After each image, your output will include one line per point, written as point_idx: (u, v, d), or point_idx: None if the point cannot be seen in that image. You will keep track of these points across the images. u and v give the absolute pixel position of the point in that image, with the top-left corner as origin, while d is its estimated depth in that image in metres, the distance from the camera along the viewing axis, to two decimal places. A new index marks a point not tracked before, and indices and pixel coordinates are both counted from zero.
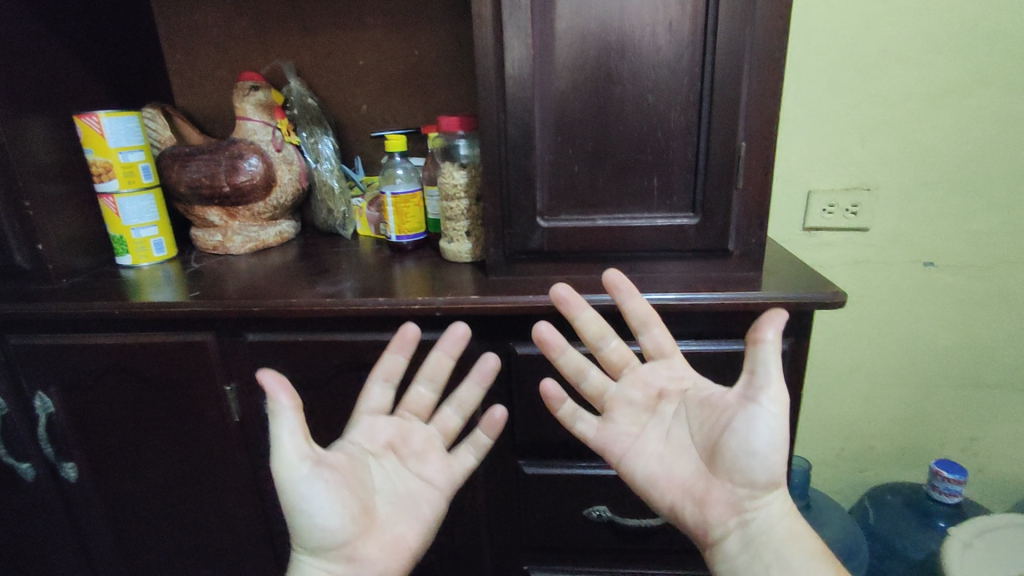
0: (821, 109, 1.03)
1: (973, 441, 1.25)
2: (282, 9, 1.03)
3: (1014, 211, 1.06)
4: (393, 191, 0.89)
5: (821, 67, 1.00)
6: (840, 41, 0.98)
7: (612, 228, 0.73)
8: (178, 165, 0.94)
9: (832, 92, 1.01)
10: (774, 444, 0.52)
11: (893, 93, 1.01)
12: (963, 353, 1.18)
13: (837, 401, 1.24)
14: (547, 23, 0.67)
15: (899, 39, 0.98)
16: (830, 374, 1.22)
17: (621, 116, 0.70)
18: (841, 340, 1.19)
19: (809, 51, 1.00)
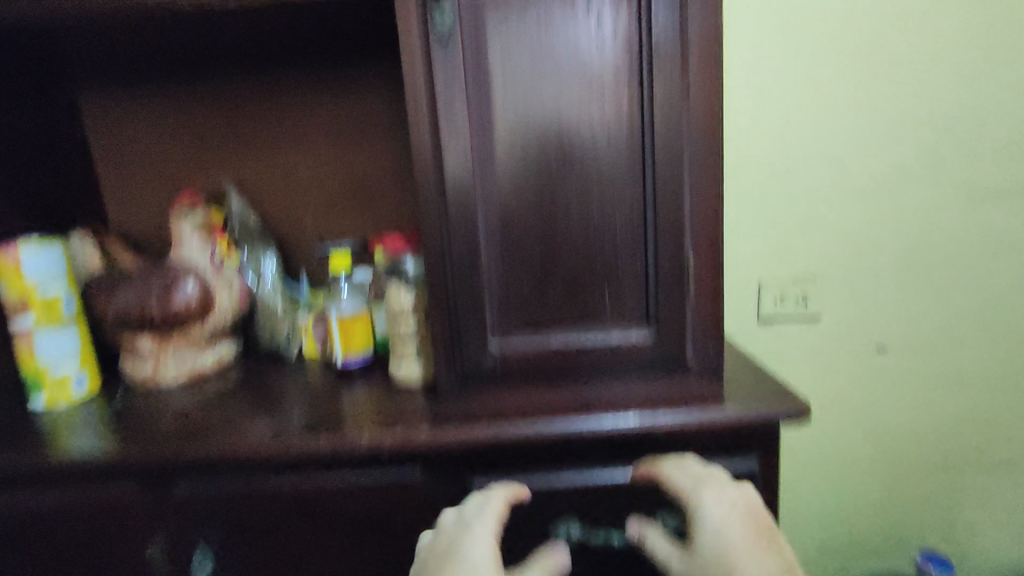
0: (762, 204, 1.05)
1: (951, 527, 1.22)
2: (223, 129, 1.02)
3: (953, 294, 1.09)
4: (338, 311, 0.86)
5: (757, 168, 1.04)
6: (773, 141, 1.03)
7: (566, 346, 0.71)
8: (106, 293, 0.88)
9: (770, 191, 1.05)
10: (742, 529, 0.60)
11: (827, 190, 1.05)
12: (928, 436, 1.17)
13: (813, 494, 1.20)
14: (487, 145, 0.67)
15: (826, 139, 1.02)
16: (803, 466, 1.19)
17: (567, 233, 0.69)
18: (808, 430, 1.17)
19: (745, 150, 1.03)
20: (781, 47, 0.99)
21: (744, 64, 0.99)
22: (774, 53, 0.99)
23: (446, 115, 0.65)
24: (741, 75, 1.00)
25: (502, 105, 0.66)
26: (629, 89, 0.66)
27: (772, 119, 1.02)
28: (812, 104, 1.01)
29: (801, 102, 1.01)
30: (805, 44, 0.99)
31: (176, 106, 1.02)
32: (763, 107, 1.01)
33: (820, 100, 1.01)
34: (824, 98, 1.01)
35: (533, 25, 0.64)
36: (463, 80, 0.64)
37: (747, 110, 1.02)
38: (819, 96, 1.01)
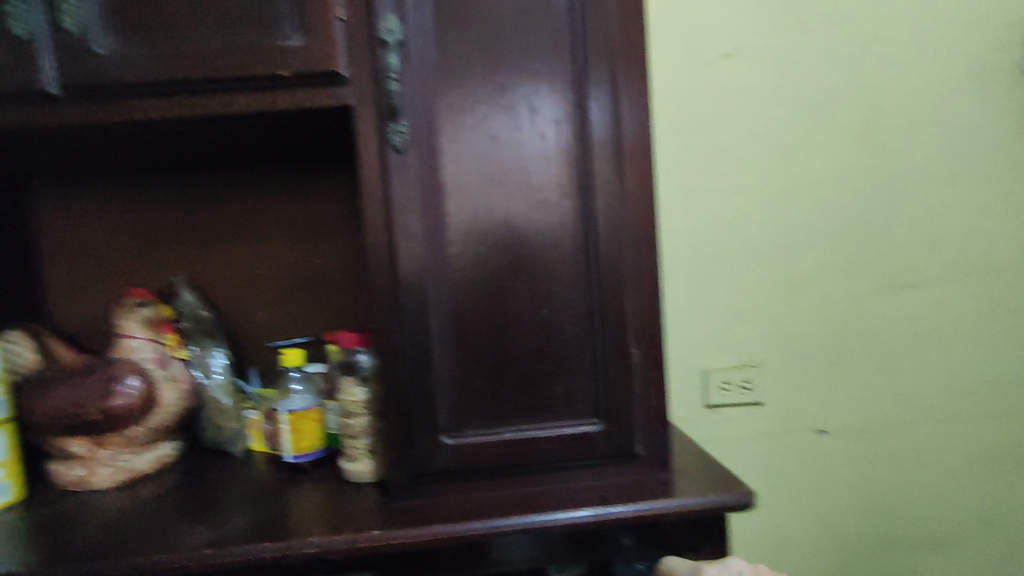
0: (702, 296, 1.12)
1: None
2: (179, 225, 1.04)
3: (881, 379, 1.16)
4: (289, 407, 0.84)
5: (696, 262, 1.11)
6: (709, 237, 1.11)
7: (519, 440, 0.72)
8: (39, 393, 0.85)
9: (709, 283, 1.12)
10: None
11: (760, 282, 1.12)
12: (876, 516, 1.20)
13: None
14: (440, 247, 0.70)
15: (755, 236, 1.11)
16: (759, 551, 1.19)
17: (518, 329, 0.72)
18: (762, 514, 1.18)
19: (684, 244, 1.11)
20: (709, 155, 1.09)
21: (677, 169, 1.09)
22: (703, 161, 1.09)
23: (400, 220, 0.69)
24: (676, 179, 1.09)
25: (454, 211, 0.70)
26: (572, 198, 0.72)
27: (707, 218, 1.10)
28: (740, 206, 1.11)
29: (731, 204, 1.10)
30: (730, 152, 1.09)
31: (133, 202, 1.03)
32: (697, 207, 1.10)
33: (747, 202, 1.10)
34: (751, 200, 1.11)
35: (483, 140, 0.70)
36: (417, 188, 0.69)
37: (683, 210, 1.10)
38: (746, 199, 1.10)
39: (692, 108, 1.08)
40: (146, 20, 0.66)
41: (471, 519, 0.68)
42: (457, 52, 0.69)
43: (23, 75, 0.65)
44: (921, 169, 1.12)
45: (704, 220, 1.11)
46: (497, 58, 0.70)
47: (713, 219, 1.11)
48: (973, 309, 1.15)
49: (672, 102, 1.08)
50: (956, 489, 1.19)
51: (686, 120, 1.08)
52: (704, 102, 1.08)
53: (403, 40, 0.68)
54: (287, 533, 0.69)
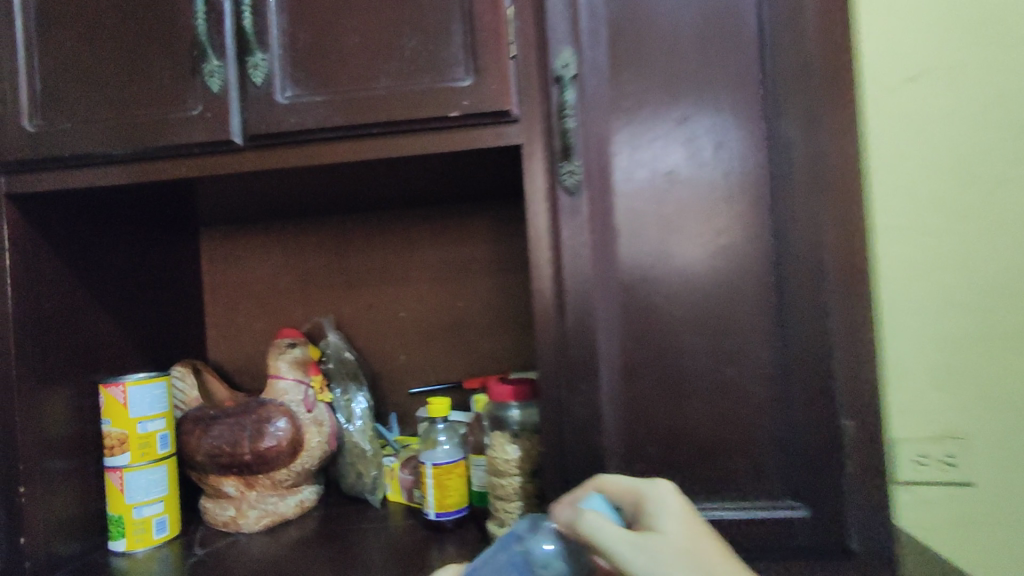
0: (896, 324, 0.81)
1: None
2: (327, 266, 1.05)
3: None
4: (434, 460, 0.80)
5: (908, 300, 0.82)
6: (901, 244, 0.81)
7: (700, 522, 0.62)
8: (199, 431, 0.86)
9: (926, 335, 0.81)
10: None
11: (991, 331, 0.81)
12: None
13: None
14: (612, 296, 0.64)
15: (967, 242, 0.80)
16: None
17: (699, 390, 0.63)
18: None
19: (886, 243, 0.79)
20: (921, 164, 0.80)
21: (880, 186, 0.81)
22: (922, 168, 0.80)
23: (570, 265, 0.63)
24: (874, 202, 0.81)
25: (628, 256, 0.64)
26: (763, 241, 0.63)
27: (919, 250, 0.81)
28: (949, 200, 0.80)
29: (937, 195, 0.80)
30: (952, 158, 0.80)
31: (285, 245, 1.06)
32: (909, 227, 0.81)
33: (965, 227, 0.80)
34: (967, 225, 0.80)
35: (663, 177, 0.63)
36: (589, 231, 0.63)
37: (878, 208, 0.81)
38: (955, 190, 0.80)
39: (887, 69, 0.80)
40: (324, 68, 0.67)
41: None
42: (634, 85, 0.63)
43: (212, 126, 0.68)
44: None
45: (924, 248, 0.81)
46: (677, 89, 0.63)
47: (934, 243, 0.80)
48: None
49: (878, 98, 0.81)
50: None
51: None
52: (917, 94, 0.80)
53: (579, 74, 0.63)
54: None
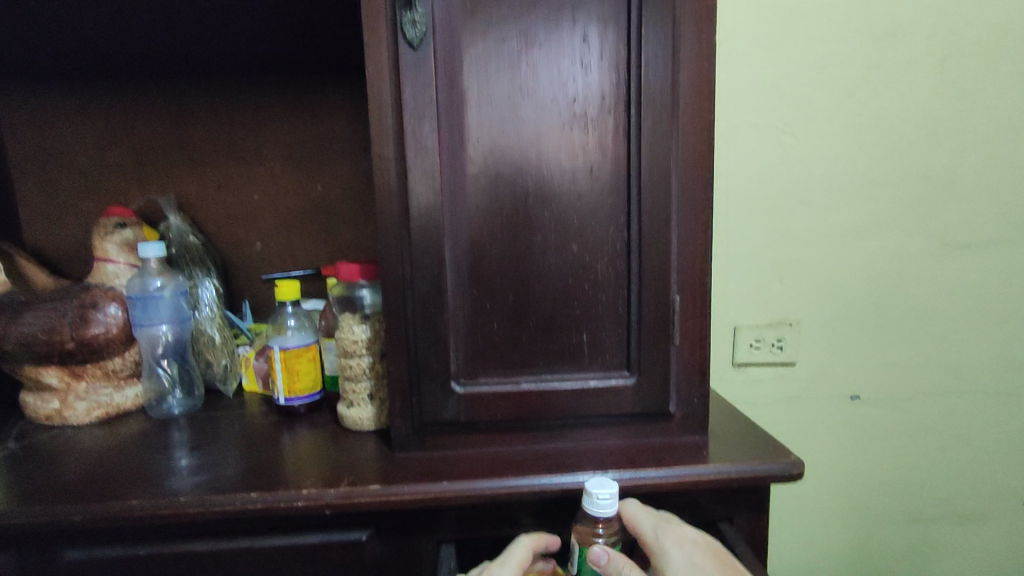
0: (744, 243, 0.96)
1: (931, 568, 1.09)
2: (164, 139, 0.93)
3: (909, 352, 1.01)
4: (282, 344, 0.74)
5: (748, 209, 0.95)
6: (750, 171, 0.94)
7: (538, 392, 0.64)
8: (6, 317, 0.76)
9: (754, 234, 0.96)
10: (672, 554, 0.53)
11: (809, 231, 0.96)
12: (913, 518, 1.07)
13: (799, 562, 1.08)
14: (457, 165, 0.60)
15: (796, 175, 0.94)
16: (789, 530, 1.06)
17: (543, 265, 0.62)
18: (793, 506, 1.06)
19: (740, 174, 0.94)
20: (765, 87, 0.92)
21: (730, 97, 0.92)
22: (762, 92, 0.92)
23: (412, 130, 0.58)
24: (732, 101, 0.92)
25: (476, 125, 0.60)
26: (615, 114, 0.60)
27: (758, 162, 0.94)
28: (796, 135, 0.93)
29: (785, 134, 0.93)
30: (779, 74, 0.91)
31: (110, 111, 0.92)
32: (750, 151, 0.93)
33: (795, 145, 0.93)
34: (801, 140, 0.93)
35: (513, 40, 0.59)
36: (434, 94, 0.58)
37: (744, 141, 0.93)
38: (801, 126, 0.93)
39: (758, 17, 0.90)
40: None
41: (484, 478, 0.59)
42: None
43: None
44: (954, 130, 0.94)
45: (761, 163, 0.94)
46: None
47: (768, 158, 0.94)
48: (981, 276, 0.98)
49: (726, 27, 0.90)
50: (993, 477, 1.06)
51: (751, 43, 0.91)
52: (754, 22, 0.90)
53: None
54: (276, 483, 0.60)
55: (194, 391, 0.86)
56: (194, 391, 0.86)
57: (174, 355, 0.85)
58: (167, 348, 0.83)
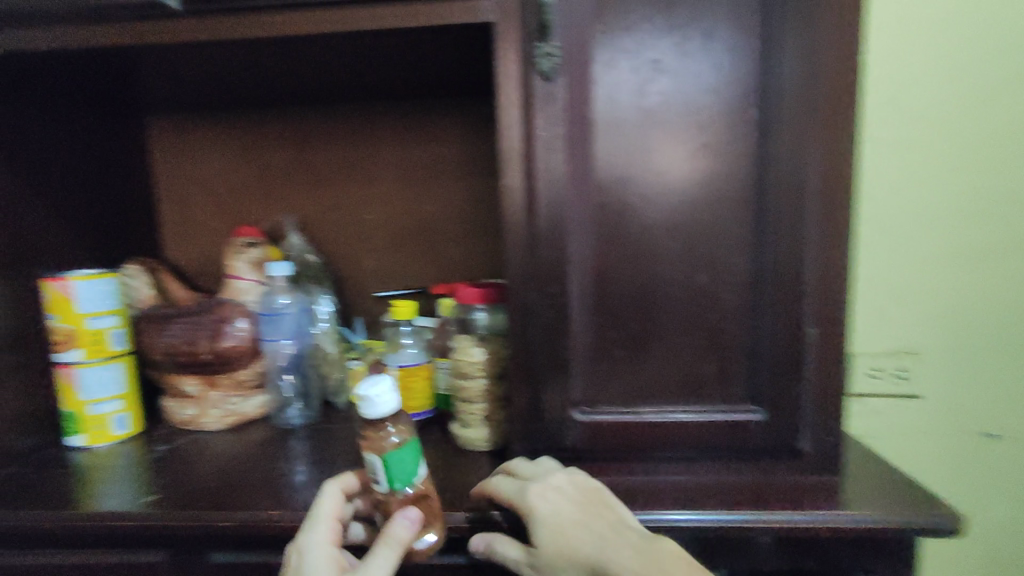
0: (868, 258, 0.85)
1: None
2: (287, 163, 0.99)
3: None
4: (400, 363, 0.78)
5: (881, 238, 0.85)
6: (881, 179, 0.83)
7: (661, 423, 0.62)
8: (153, 329, 0.83)
9: (888, 265, 0.86)
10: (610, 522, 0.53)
11: (946, 247, 0.84)
12: None
13: None
14: (583, 195, 0.60)
15: (936, 185, 0.83)
16: None
17: (668, 295, 0.61)
18: None
19: (869, 180, 0.84)
20: (906, 103, 0.81)
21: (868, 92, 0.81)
22: (902, 106, 0.82)
23: (541, 162, 0.59)
24: (864, 121, 0.82)
25: (603, 156, 0.59)
26: (747, 140, 0.58)
27: (893, 169, 0.83)
28: (940, 139, 0.82)
29: (927, 138, 0.82)
30: (926, 68, 0.80)
31: (240, 136, 0.99)
32: (885, 172, 0.84)
33: (943, 166, 0.82)
34: (949, 161, 0.82)
35: (643, 70, 0.58)
36: (563, 126, 0.58)
37: (877, 144, 0.83)
38: (948, 128, 0.81)
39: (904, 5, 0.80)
40: None
41: (610, 509, 0.59)
42: None
43: None
44: None
45: (896, 186, 0.84)
46: None
47: (905, 181, 0.84)
48: None
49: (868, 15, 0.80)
50: None
51: (897, 33, 0.80)
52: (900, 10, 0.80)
53: None
54: None
55: (312, 403, 0.90)
56: (311, 402, 0.90)
57: (295, 367, 0.88)
58: (288, 363, 0.88)
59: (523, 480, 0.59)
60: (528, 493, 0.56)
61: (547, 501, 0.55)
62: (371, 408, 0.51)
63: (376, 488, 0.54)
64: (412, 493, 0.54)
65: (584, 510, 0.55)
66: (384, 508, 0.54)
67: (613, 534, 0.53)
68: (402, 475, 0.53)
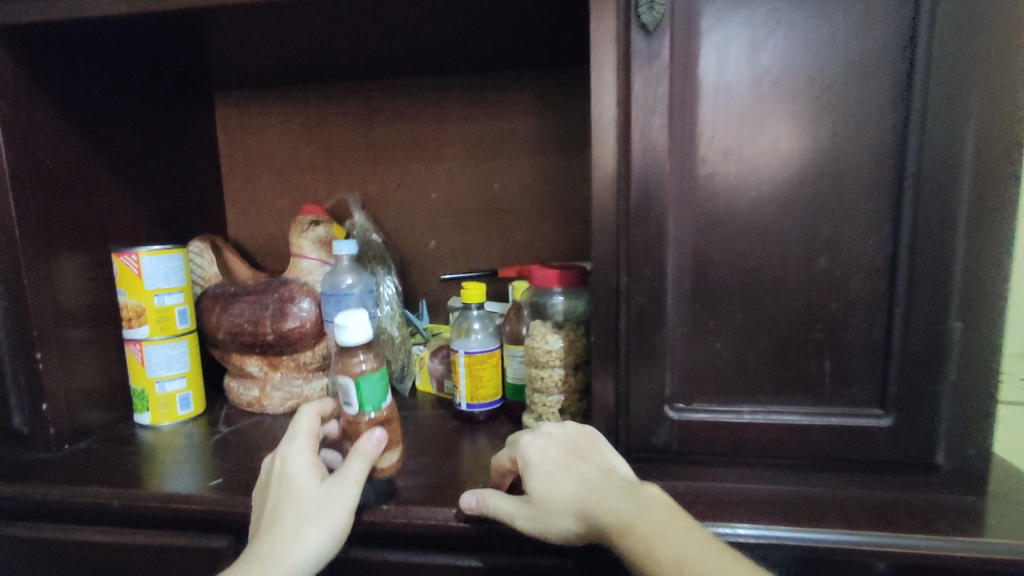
0: None
1: None
2: (353, 139, 0.96)
3: None
4: (467, 348, 0.73)
5: None
6: None
7: (765, 426, 0.55)
8: (219, 307, 0.81)
9: None
10: (538, 459, 0.52)
11: None
12: None
13: None
14: (686, 166, 0.53)
15: None
16: None
17: (781, 281, 0.53)
18: None
19: None
20: None
21: None
22: None
23: (639, 126, 0.52)
24: None
25: (710, 121, 0.52)
26: (886, 101, 0.50)
27: None
28: None
29: None
30: None
31: (306, 112, 0.96)
32: None
33: None
34: None
35: (761, 22, 0.50)
36: (667, 85, 0.51)
37: None
38: None
39: None
40: None
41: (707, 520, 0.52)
42: None
43: None
44: None
45: None
46: None
47: None
48: None
49: None
50: None
51: None
52: None
53: None
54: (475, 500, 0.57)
55: None
56: None
57: None
58: None
59: (513, 436, 0.57)
60: (520, 443, 0.54)
61: (538, 443, 0.54)
62: (345, 333, 0.55)
63: (346, 410, 0.57)
64: (378, 416, 0.57)
65: (572, 457, 0.52)
66: (352, 430, 0.57)
67: (604, 478, 0.50)
68: (373, 399, 0.56)
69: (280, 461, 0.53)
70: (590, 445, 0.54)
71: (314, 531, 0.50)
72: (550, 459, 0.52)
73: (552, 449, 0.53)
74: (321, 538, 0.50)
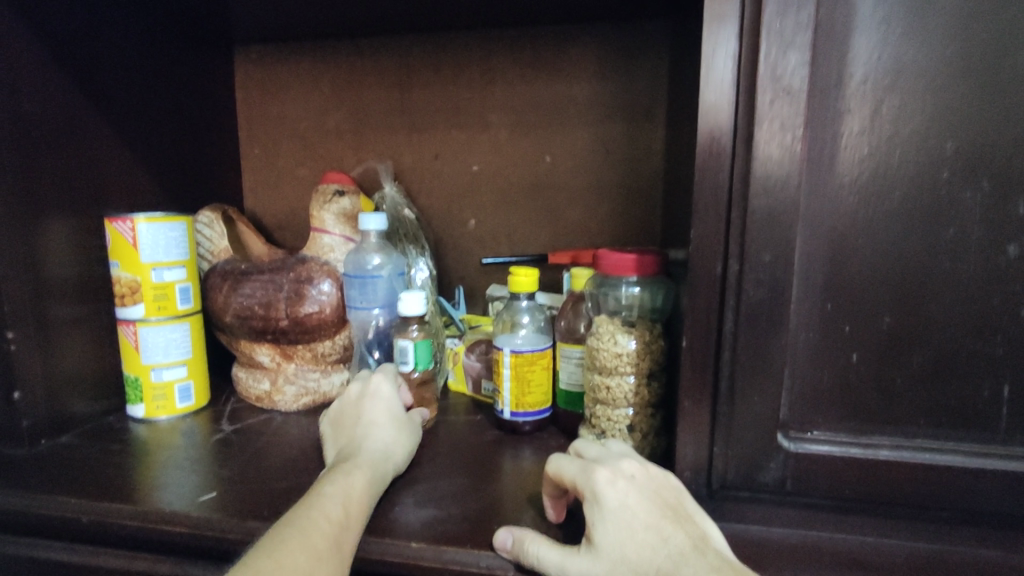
0: None
1: None
2: (385, 102, 0.84)
3: None
4: (514, 347, 0.60)
5: None
6: None
7: (915, 468, 0.42)
8: (227, 287, 0.70)
9: None
10: (610, 502, 0.40)
11: None
12: None
13: None
14: (829, 117, 0.40)
15: None
16: None
17: (948, 277, 0.40)
18: None
19: None
20: None
21: None
22: None
23: (771, 62, 0.39)
24: None
25: (866, 56, 0.39)
26: None
27: None
28: None
29: None
30: None
31: (333, 69, 0.85)
32: None
33: None
34: None
35: None
36: (813, 5, 0.38)
37: None
38: None
39: None
40: None
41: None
42: None
43: None
44: None
45: None
46: None
47: None
48: None
49: None
50: None
51: None
52: None
53: None
54: None
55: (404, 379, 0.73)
56: None
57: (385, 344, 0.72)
58: (376, 336, 0.71)
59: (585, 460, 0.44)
60: (593, 476, 0.42)
61: (612, 479, 0.41)
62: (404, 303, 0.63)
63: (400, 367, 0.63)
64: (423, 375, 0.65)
65: (659, 511, 0.40)
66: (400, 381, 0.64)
67: (691, 551, 0.37)
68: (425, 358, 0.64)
69: (374, 379, 0.57)
70: (673, 498, 0.42)
71: (402, 445, 0.54)
72: (623, 502, 0.40)
73: (631, 493, 0.41)
74: (406, 450, 0.54)
